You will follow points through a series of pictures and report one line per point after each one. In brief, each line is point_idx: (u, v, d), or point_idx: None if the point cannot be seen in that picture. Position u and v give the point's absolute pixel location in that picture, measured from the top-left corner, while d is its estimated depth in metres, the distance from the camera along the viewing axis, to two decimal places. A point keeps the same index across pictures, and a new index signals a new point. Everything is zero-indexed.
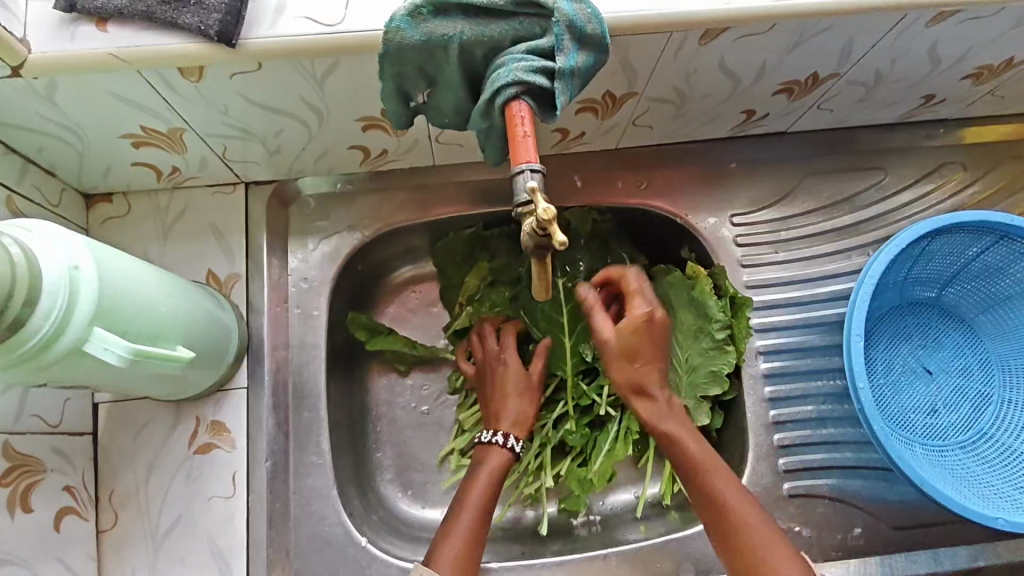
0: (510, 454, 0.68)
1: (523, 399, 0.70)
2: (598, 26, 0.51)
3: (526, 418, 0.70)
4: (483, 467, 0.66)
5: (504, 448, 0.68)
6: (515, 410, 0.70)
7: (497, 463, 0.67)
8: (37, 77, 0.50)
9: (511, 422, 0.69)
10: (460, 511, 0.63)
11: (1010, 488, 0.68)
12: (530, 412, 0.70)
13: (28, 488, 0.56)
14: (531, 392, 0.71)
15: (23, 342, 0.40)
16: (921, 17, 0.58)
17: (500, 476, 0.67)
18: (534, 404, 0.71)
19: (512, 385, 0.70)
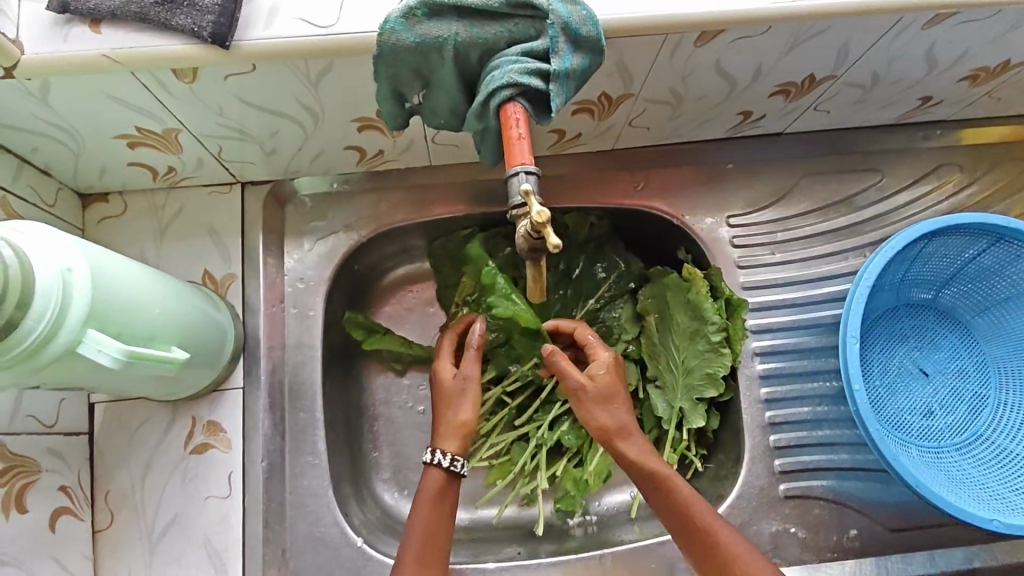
0: (444, 472, 0.61)
1: (456, 406, 0.63)
2: (594, 28, 0.51)
3: (460, 426, 0.63)
4: (423, 490, 0.61)
5: (437, 466, 0.61)
6: (445, 418, 0.63)
7: (435, 482, 0.61)
8: (30, 78, 0.50)
9: (441, 434, 0.62)
10: (413, 534, 0.59)
11: (1006, 490, 0.68)
12: (460, 419, 0.63)
13: (24, 488, 0.56)
14: (465, 394, 0.64)
15: (15, 344, 0.40)
16: (918, 19, 0.57)
17: (444, 495, 0.61)
18: (466, 409, 0.63)
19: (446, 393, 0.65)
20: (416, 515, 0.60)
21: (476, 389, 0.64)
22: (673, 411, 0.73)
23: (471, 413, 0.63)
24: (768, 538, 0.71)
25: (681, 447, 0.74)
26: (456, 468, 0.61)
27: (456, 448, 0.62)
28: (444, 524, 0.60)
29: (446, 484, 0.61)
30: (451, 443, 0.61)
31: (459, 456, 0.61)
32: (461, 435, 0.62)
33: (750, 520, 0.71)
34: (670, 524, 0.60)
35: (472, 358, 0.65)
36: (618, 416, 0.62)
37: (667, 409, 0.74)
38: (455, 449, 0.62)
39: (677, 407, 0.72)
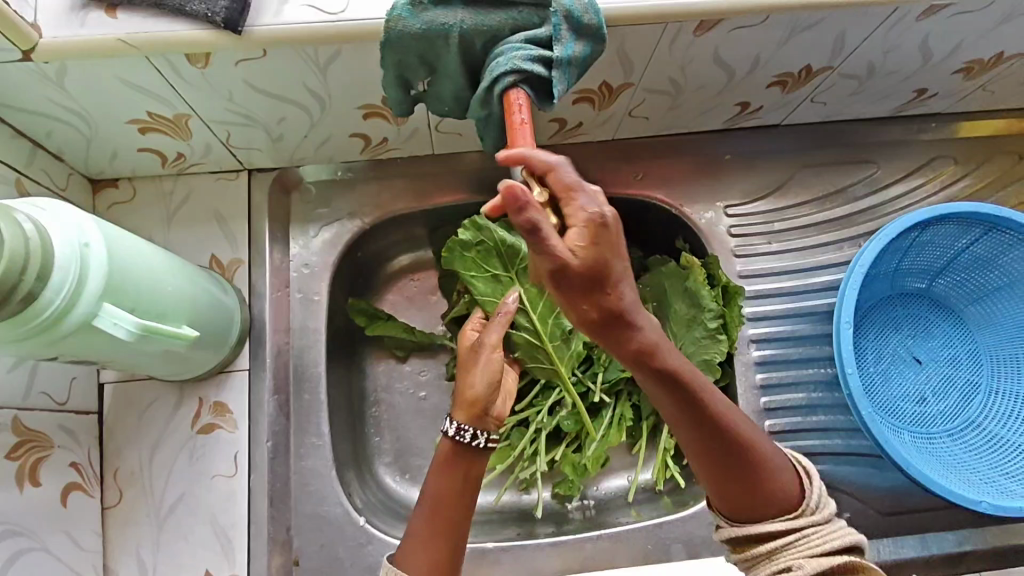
0: (451, 440, 0.56)
1: (468, 373, 0.59)
2: (595, 17, 0.52)
3: (468, 397, 0.58)
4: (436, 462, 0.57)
5: (448, 436, 0.56)
6: (458, 386, 0.59)
7: (447, 453, 0.56)
8: (48, 61, 0.52)
9: (455, 405, 0.58)
10: (425, 505, 0.55)
11: (996, 475, 0.69)
12: (469, 387, 0.58)
13: (36, 463, 0.57)
14: (477, 360, 0.59)
15: (37, 314, 0.42)
16: (911, 11, 0.59)
17: (460, 466, 0.56)
18: (476, 375, 0.59)
19: (464, 360, 0.61)
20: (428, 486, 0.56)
21: (492, 355, 0.59)
22: None
23: (482, 382, 0.58)
24: None
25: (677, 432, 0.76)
26: (465, 438, 0.56)
27: (463, 417, 0.57)
28: (460, 500, 0.55)
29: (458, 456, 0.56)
30: (459, 410, 0.57)
31: (466, 425, 0.56)
32: (471, 405, 0.58)
33: None
34: (683, 427, 0.51)
35: (496, 326, 0.61)
36: (625, 291, 0.44)
37: None
38: (462, 416, 0.57)
39: None
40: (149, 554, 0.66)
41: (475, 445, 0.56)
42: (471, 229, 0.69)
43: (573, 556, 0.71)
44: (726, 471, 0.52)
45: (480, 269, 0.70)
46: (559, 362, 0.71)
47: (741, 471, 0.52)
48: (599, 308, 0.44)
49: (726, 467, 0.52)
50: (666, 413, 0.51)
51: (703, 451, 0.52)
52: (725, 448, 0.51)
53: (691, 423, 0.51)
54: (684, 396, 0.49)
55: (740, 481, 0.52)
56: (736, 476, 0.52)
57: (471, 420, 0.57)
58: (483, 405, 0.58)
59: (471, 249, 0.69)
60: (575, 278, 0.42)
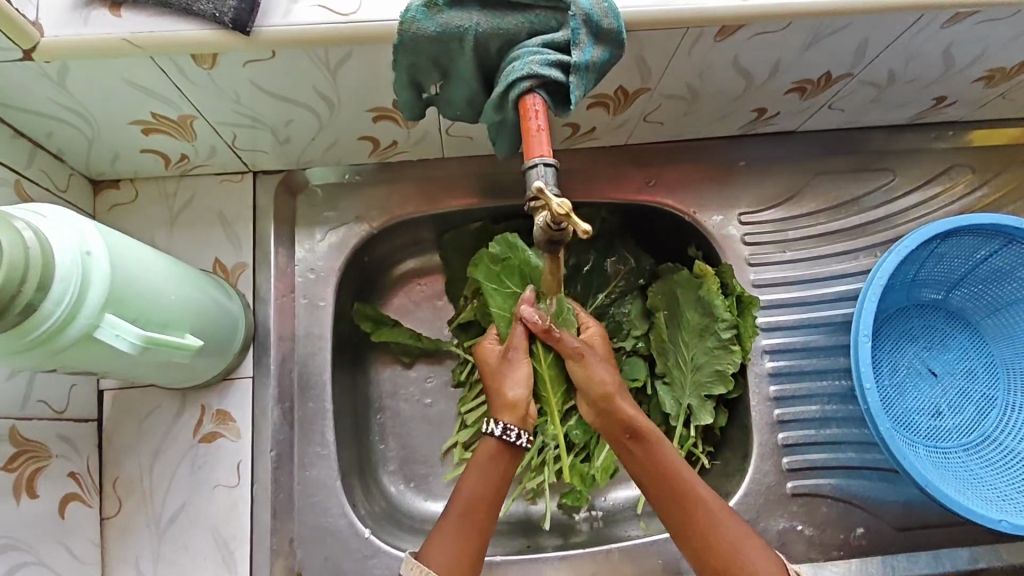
0: (500, 440, 0.59)
1: (506, 380, 0.60)
2: (614, 21, 0.51)
3: (510, 403, 0.60)
4: (481, 465, 0.59)
5: (492, 437, 0.59)
6: (496, 393, 0.60)
7: (493, 451, 0.59)
8: (49, 60, 0.50)
9: (496, 409, 0.60)
10: (461, 506, 0.57)
11: (1013, 491, 0.68)
12: (507, 393, 0.60)
13: (34, 474, 0.56)
14: (513, 368, 0.60)
15: (36, 325, 0.40)
16: (938, 17, 0.57)
17: (502, 468, 0.58)
18: (511, 381, 0.60)
19: (491, 371, 0.62)
20: (467, 486, 0.58)
21: (523, 359, 0.61)
22: (681, 408, 0.73)
23: (521, 386, 0.60)
24: (775, 536, 0.71)
25: (688, 443, 0.74)
26: (512, 437, 0.58)
27: (512, 419, 0.59)
28: (493, 506, 0.58)
29: (499, 452, 0.59)
30: (505, 414, 0.59)
31: (512, 425, 0.59)
32: (513, 408, 0.60)
33: (758, 516, 0.71)
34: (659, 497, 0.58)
35: (520, 332, 0.62)
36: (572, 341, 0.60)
37: (675, 406, 0.73)
38: (509, 418, 0.59)
39: (685, 403, 0.72)
40: (149, 566, 0.64)
41: (519, 444, 0.59)
42: (501, 245, 0.67)
43: (582, 570, 0.70)
44: (694, 548, 0.57)
45: (502, 286, 0.67)
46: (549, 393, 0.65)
47: (708, 548, 0.56)
48: (580, 369, 0.60)
49: (694, 545, 0.57)
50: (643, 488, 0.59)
51: (674, 525, 0.58)
52: (691, 521, 0.57)
53: (656, 491, 0.58)
54: (650, 454, 0.58)
55: (709, 557, 0.56)
56: (705, 553, 0.56)
57: (518, 421, 0.59)
58: (525, 408, 0.60)
59: (498, 264, 0.67)
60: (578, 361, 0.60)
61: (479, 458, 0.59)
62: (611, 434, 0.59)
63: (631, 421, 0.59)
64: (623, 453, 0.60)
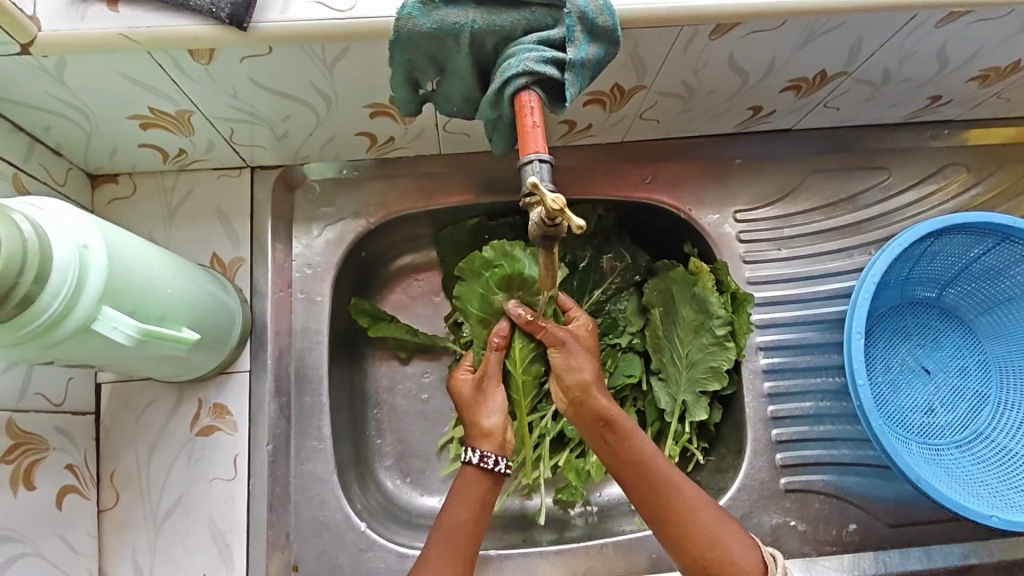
0: (480, 468, 0.62)
1: (483, 409, 0.64)
2: (609, 19, 0.51)
3: (487, 432, 0.64)
4: (461, 487, 0.61)
5: (473, 467, 0.62)
6: (475, 422, 0.64)
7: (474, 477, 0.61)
8: (47, 55, 0.50)
9: (473, 436, 0.64)
10: (447, 528, 0.59)
11: (1005, 487, 0.68)
12: (482, 422, 0.64)
13: (31, 466, 0.56)
14: (488, 398, 0.65)
15: (35, 317, 0.41)
16: (932, 17, 0.58)
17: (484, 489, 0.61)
18: (488, 411, 0.64)
19: (467, 400, 0.65)
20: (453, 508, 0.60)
21: (500, 391, 0.66)
22: (676, 404, 0.73)
23: (496, 415, 0.64)
24: (768, 531, 0.71)
25: (683, 439, 0.74)
26: (489, 464, 0.62)
27: (490, 447, 0.63)
28: (479, 528, 0.60)
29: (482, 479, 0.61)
30: (484, 442, 0.63)
31: (489, 452, 0.62)
32: (490, 437, 0.63)
33: (751, 512, 0.71)
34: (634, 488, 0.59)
35: (494, 362, 0.65)
36: (556, 330, 0.62)
37: (670, 402, 0.74)
38: (489, 445, 0.63)
39: (680, 399, 0.73)
40: (146, 558, 0.65)
41: (498, 470, 0.62)
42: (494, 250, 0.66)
43: (577, 564, 0.70)
44: (668, 537, 0.58)
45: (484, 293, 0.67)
46: (521, 397, 0.67)
47: (681, 535, 0.57)
48: (558, 362, 0.62)
49: (669, 534, 0.58)
50: (618, 479, 0.60)
51: (648, 513, 0.58)
52: (665, 508, 0.57)
53: (632, 481, 0.59)
54: (625, 445, 0.59)
55: (683, 543, 0.57)
56: (678, 540, 0.57)
57: (496, 448, 0.63)
58: (502, 436, 0.64)
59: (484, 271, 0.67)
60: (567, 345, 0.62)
61: (464, 484, 0.61)
62: (585, 426, 0.60)
63: (605, 412, 0.60)
64: (597, 444, 0.60)
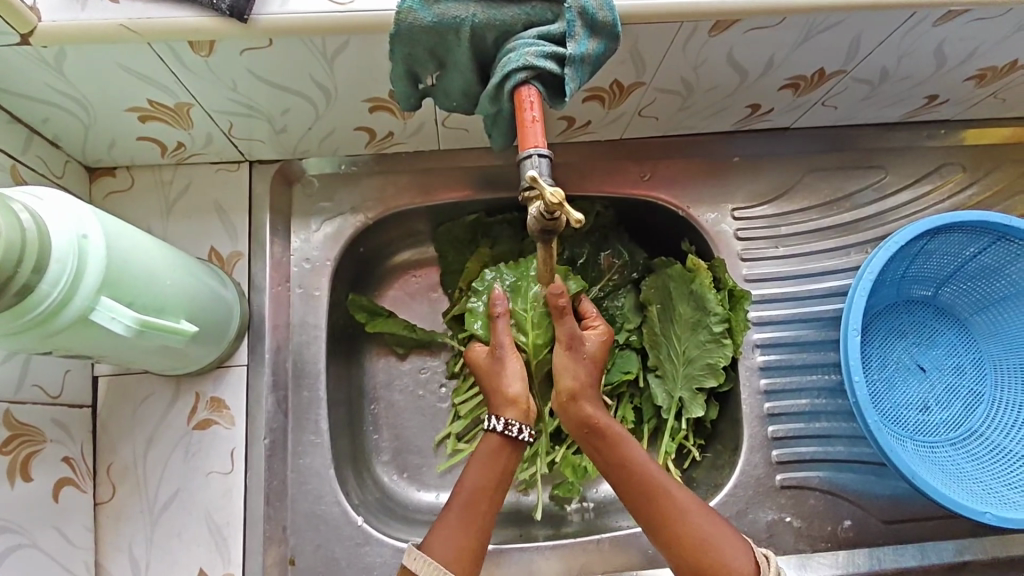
0: (501, 435, 0.60)
1: (501, 378, 0.62)
2: (610, 14, 0.51)
3: (511, 399, 0.61)
4: (479, 453, 0.60)
5: (494, 432, 0.60)
6: (496, 391, 0.62)
7: (498, 445, 0.60)
8: (46, 46, 0.50)
9: (495, 403, 0.62)
10: (459, 503, 0.57)
11: (999, 485, 0.68)
12: (506, 390, 0.61)
13: (28, 457, 0.56)
14: (504, 365, 0.62)
15: (33, 306, 0.41)
16: (929, 15, 0.58)
17: (504, 462, 0.60)
18: (507, 379, 0.62)
19: (485, 368, 0.63)
20: (469, 478, 0.59)
21: (512, 356, 0.62)
22: (672, 401, 0.73)
23: (517, 382, 0.61)
24: (764, 527, 0.71)
25: (680, 436, 0.74)
26: (513, 432, 0.60)
27: (514, 414, 0.61)
28: (495, 502, 0.58)
29: (502, 447, 0.60)
30: (507, 409, 0.61)
31: (513, 420, 0.60)
32: (515, 404, 0.61)
33: (746, 508, 0.72)
34: (626, 494, 0.59)
35: (502, 330, 0.62)
36: (570, 327, 0.61)
37: (667, 399, 0.74)
38: (512, 412, 0.61)
39: (676, 396, 0.73)
40: (143, 552, 0.64)
41: (521, 437, 0.61)
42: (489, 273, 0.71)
43: (572, 559, 0.70)
44: (664, 544, 0.57)
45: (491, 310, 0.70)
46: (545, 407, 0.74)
47: (675, 541, 0.57)
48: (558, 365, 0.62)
49: (664, 540, 0.57)
50: (612, 485, 0.61)
51: (643, 519, 0.58)
52: (656, 513, 0.58)
53: (624, 486, 0.59)
54: (612, 449, 0.60)
55: (675, 545, 0.57)
56: (673, 546, 0.57)
57: (520, 416, 0.61)
58: (525, 402, 0.62)
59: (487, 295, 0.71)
60: (576, 349, 0.62)
61: (478, 452, 0.61)
62: (574, 432, 0.62)
63: (591, 419, 0.61)
64: (593, 453, 0.61)
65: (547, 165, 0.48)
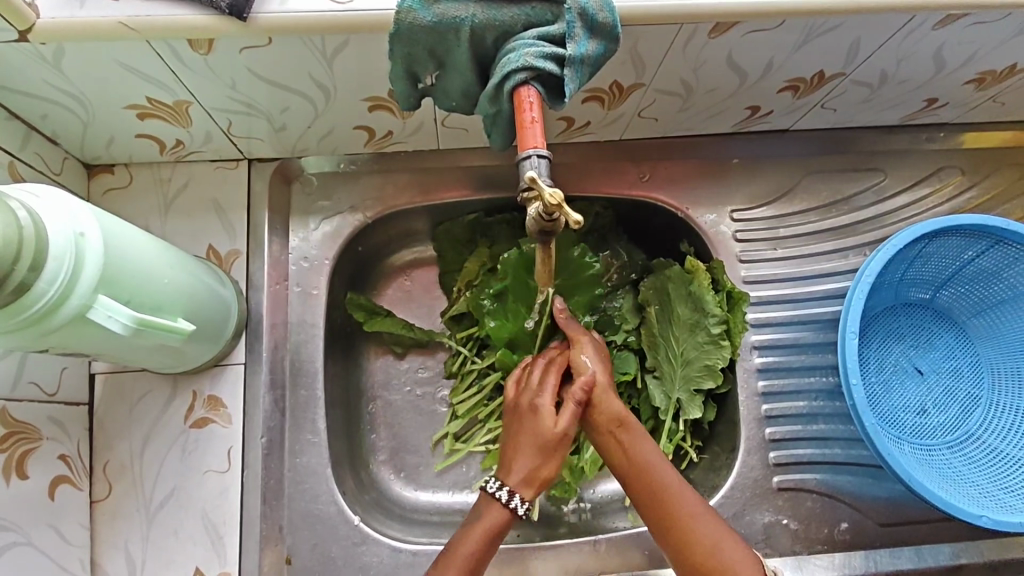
0: (512, 513, 0.61)
1: (542, 458, 0.61)
2: (610, 15, 0.51)
3: (538, 479, 0.61)
4: (484, 519, 0.60)
5: (506, 507, 0.60)
6: (530, 468, 0.61)
7: (503, 519, 0.60)
8: (45, 43, 0.50)
9: (524, 477, 0.61)
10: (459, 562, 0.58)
11: (995, 488, 0.68)
12: (544, 468, 0.61)
13: (24, 454, 0.56)
14: (554, 448, 0.61)
15: (29, 305, 0.41)
16: (929, 19, 0.58)
17: (502, 529, 0.60)
18: (548, 459, 0.61)
19: (529, 438, 0.61)
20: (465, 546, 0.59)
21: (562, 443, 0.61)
22: (670, 402, 0.73)
23: (551, 466, 0.61)
24: (760, 529, 0.71)
25: (677, 437, 0.74)
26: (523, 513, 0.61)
27: (529, 494, 0.61)
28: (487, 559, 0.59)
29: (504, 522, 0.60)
30: (528, 492, 0.61)
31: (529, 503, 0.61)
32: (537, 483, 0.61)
33: (742, 511, 0.72)
34: (637, 486, 0.60)
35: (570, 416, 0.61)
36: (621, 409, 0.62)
37: (665, 400, 0.74)
38: (529, 492, 0.61)
39: (674, 397, 0.73)
40: (139, 550, 0.64)
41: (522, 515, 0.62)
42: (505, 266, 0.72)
43: (570, 560, 0.70)
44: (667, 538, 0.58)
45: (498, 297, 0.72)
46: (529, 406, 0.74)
47: (683, 540, 0.57)
48: (606, 438, 0.62)
49: (668, 536, 0.58)
50: (623, 478, 0.61)
51: (650, 516, 0.59)
52: (665, 510, 0.58)
53: (637, 481, 0.59)
54: (635, 448, 0.60)
55: (683, 546, 0.57)
56: (676, 542, 0.57)
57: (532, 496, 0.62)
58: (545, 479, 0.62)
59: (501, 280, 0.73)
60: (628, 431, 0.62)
61: (485, 522, 0.60)
62: (597, 425, 0.62)
63: (615, 419, 0.62)
64: (607, 448, 0.62)
65: (545, 162, 0.48)
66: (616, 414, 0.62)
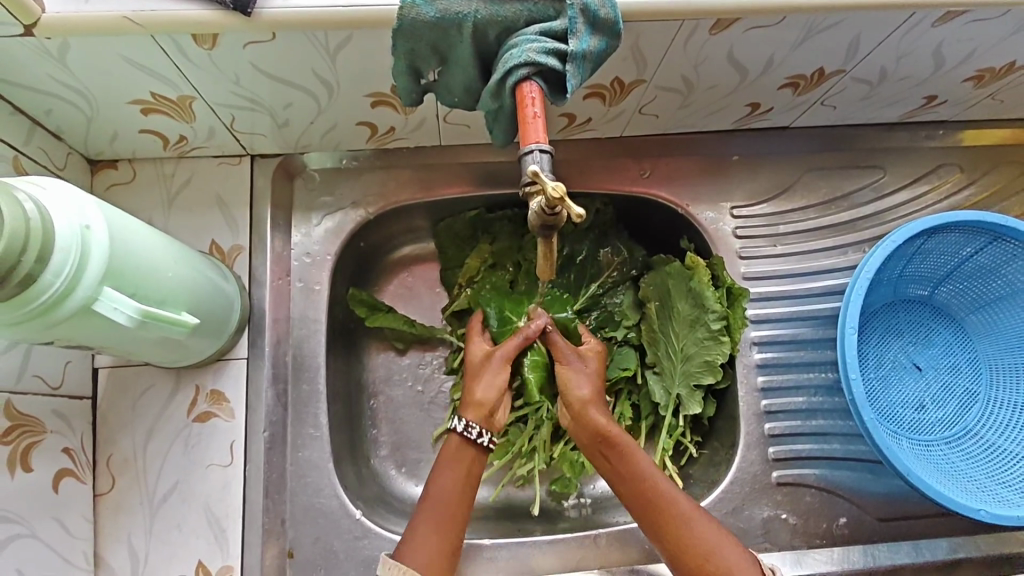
0: (460, 436, 0.63)
1: (480, 381, 0.65)
2: (611, 11, 0.51)
3: (478, 400, 0.64)
4: (445, 458, 0.62)
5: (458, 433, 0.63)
6: (469, 390, 0.64)
7: (456, 446, 0.62)
8: (50, 37, 0.50)
9: (465, 403, 0.64)
10: (434, 503, 0.60)
11: (993, 483, 0.69)
12: (479, 390, 0.64)
13: (29, 447, 0.56)
14: (490, 371, 0.65)
15: (35, 296, 0.41)
16: (929, 16, 0.58)
17: (464, 466, 0.62)
18: (483, 380, 0.65)
19: (475, 368, 0.66)
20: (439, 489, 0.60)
21: (501, 371, 0.65)
22: (670, 398, 0.73)
23: (490, 388, 0.64)
24: (760, 524, 0.72)
25: (677, 433, 0.75)
26: (472, 434, 0.62)
27: (472, 415, 0.63)
28: (464, 503, 0.61)
29: (461, 450, 0.62)
30: (470, 411, 0.63)
31: (474, 424, 0.63)
32: (479, 406, 0.64)
33: (741, 506, 0.72)
34: (630, 495, 0.60)
35: (514, 345, 0.66)
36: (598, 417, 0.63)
37: (665, 396, 0.74)
38: (473, 415, 0.63)
39: (674, 393, 0.73)
40: (142, 544, 0.65)
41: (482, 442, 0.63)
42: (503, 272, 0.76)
43: (571, 554, 0.70)
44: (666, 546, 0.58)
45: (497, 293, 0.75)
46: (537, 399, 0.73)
47: (681, 548, 0.57)
48: (592, 450, 0.63)
49: (666, 543, 0.58)
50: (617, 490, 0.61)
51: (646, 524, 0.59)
52: (659, 516, 0.58)
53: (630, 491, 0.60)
54: (623, 460, 0.61)
55: (681, 553, 0.57)
56: (674, 549, 0.58)
57: (479, 420, 0.63)
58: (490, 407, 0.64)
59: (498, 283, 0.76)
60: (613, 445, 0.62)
61: (446, 454, 0.63)
62: (584, 440, 0.63)
63: (600, 431, 0.62)
64: (598, 462, 0.63)
65: (546, 155, 0.48)
66: (598, 426, 0.62)
